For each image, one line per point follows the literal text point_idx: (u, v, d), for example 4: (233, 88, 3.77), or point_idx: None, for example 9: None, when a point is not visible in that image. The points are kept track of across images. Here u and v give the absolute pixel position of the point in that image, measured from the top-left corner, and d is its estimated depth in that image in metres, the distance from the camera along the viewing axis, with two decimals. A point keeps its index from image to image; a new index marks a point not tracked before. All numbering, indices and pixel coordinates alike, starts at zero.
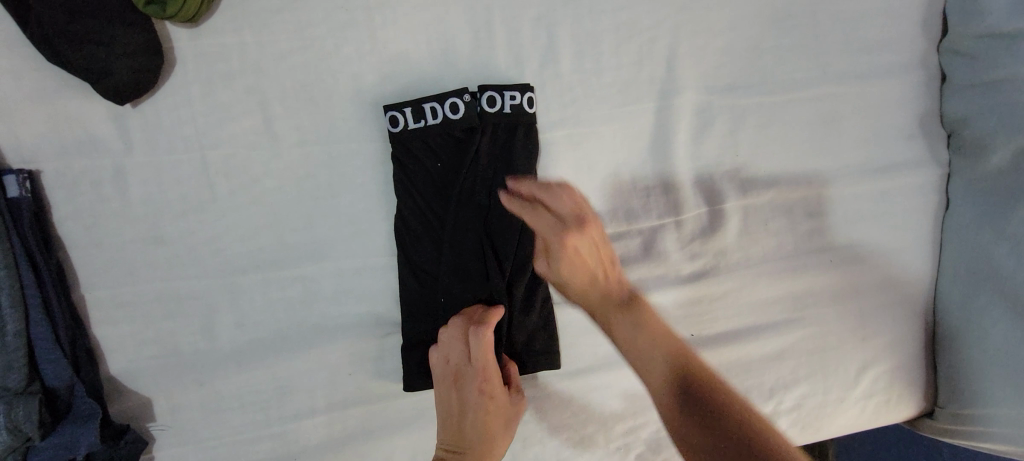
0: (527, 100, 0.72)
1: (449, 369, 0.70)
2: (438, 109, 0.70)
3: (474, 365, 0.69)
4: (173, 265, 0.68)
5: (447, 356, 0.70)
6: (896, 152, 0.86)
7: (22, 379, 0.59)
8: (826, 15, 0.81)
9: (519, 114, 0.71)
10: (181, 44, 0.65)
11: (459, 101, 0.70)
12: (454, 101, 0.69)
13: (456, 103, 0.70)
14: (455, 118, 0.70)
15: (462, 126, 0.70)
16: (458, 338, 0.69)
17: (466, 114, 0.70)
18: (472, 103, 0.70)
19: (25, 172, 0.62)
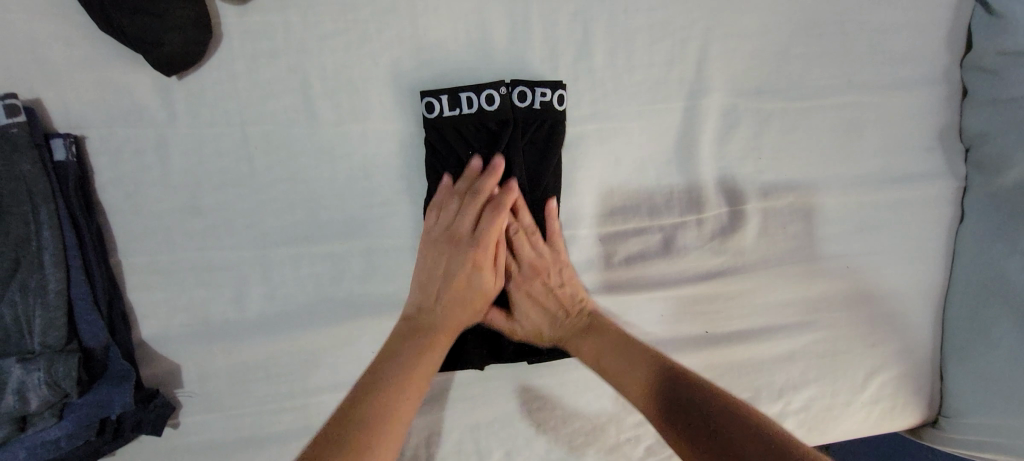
0: (556, 98, 0.72)
1: (432, 262, 0.72)
2: (473, 99, 0.71)
3: (460, 274, 0.71)
4: (208, 236, 0.70)
5: (437, 250, 0.72)
6: (915, 163, 0.87)
7: (62, 337, 0.60)
8: (854, 26, 0.83)
9: (547, 110, 0.73)
10: (228, 20, 0.67)
11: (494, 93, 0.71)
12: (491, 92, 0.71)
13: (492, 94, 0.71)
14: (489, 109, 0.72)
15: (495, 117, 0.72)
16: (459, 258, 0.71)
17: (500, 106, 0.72)
18: (506, 96, 0.72)
19: (71, 137, 0.64)
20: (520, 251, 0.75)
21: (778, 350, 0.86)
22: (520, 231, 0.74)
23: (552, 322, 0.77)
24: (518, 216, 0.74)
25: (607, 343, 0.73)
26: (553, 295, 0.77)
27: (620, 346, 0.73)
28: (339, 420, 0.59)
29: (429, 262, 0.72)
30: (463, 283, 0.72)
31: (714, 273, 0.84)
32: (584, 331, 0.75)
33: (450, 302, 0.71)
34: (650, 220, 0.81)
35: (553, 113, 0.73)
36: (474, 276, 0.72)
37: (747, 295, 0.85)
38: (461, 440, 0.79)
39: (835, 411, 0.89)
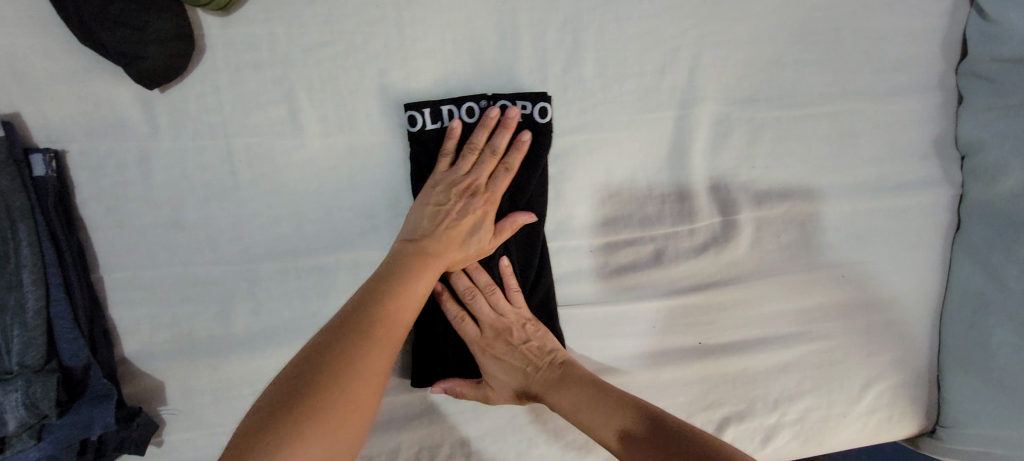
0: (539, 110, 0.72)
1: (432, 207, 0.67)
2: (455, 112, 0.70)
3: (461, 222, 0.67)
4: (192, 250, 0.68)
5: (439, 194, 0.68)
6: (911, 171, 0.86)
7: (40, 356, 0.59)
8: (848, 32, 0.82)
9: (529, 123, 0.73)
10: (212, 32, 0.66)
11: (475, 106, 0.71)
12: (471, 105, 0.70)
13: (472, 107, 0.71)
14: (471, 121, 0.71)
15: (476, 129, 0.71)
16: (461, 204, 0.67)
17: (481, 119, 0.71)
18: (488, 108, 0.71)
19: (52, 151, 0.63)
20: (479, 313, 0.73)
21: (773, 361, 0.85)
22: (476, 292, 0.73)
23: (523, 380, 0.73)
24: (473, 278, 0.74)
25: (580, 397, 0.69)
26: (520, 350, 0.74)
27: (594, 400, 0.68)
28: (288, 383, 0.49)
29: (433, 201, 0.67)
30: (463, 231, 0.67)
31: (707, 284, 0.83)
32: (555, 385, 0.71)
33: (451, 246, 0.66)
34: (641, 230, 0.80)
35: (534, 125, 0.73)
36: (473, 229, 0.68)
37: (740, 306, 0.84)
38: (451, 455, 0.77)
39: (831, 422, 0.88)
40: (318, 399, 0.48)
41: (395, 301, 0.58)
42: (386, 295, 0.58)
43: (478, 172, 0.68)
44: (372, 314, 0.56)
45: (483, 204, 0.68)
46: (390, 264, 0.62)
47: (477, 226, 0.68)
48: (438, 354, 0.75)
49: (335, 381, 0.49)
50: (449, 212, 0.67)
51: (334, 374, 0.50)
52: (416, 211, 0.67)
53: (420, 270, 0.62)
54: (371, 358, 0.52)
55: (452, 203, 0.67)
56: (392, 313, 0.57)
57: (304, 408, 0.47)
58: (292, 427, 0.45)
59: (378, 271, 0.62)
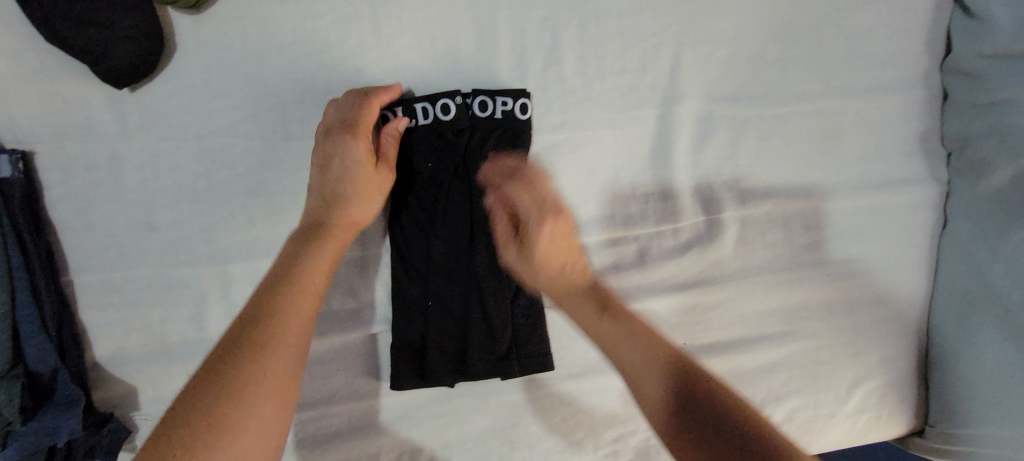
0: (519, 107, 0.71)
1: (319, 186, 0.66)
2: (429, 110, 0.70)
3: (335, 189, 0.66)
4: (165, 252, 0.67)
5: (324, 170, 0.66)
6: (896, 168, 0.86)
7: (6, 361, 0.57)
8: (831, 29, 0.81)
9: (509, 119, 0.72)
10: (183, 31, 0.65)
11: (450, 103, 0.70)
12: (445, 102, 0.69)
13: (447, 103, 0.69)
14: (446, 119, 0.70)
15: (452, 126, 0.70)
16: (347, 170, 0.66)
17: (456, 115, 0.70)
18: (465, 105, 0.70)
19: (19, 153, 0.62)
20: (518, 197, 0.70)
21: (759, 361, 0.84)
22: (517, 178, 0.70)
23: (556, 275, 0.69)
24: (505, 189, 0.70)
25: (621, 323, 0.65)
26: (562, 261, 0.69)
27: (635, 331, 0.64)
28: (194, 388, 0.49)
29: (318, 178, 0.66)
30: (348, 186, 0.66)
31: (691, 284, 0.82)
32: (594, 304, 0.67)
33: (344, 203, 0.66)
34: (624, 230, 0.79)
35: (514, 122, 0.72)
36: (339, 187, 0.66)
37: (725, 306, 0.83)
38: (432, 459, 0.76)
39: (818, 423, 0.87)
40: (221, 406, 0.48)
41: (295, 294, 0.58)
42: (285, 289, 0.58)
43: (349, 132, 0.66)
44: (271, 311, 0.55)
45: (353, 148, 0.65)
46: (289, 251, 0.62)
47: (348, 168, 0.66)
48: (418, 355, 0.72)
49: (233, 387, 0.49)
50: (334, 175, 0.66)
51: (232, 377, 0.50)
52: (308, 194, 0.66)
53: (314, 247, 0.62)
54: (271, 356, 0.52)
55: (332, 170, 0.66)
56: (291, 307, 0.57)
57: (215, 417, 0.47)
58: (201, 438, 0.46)
59: (275, 264, 0.61)
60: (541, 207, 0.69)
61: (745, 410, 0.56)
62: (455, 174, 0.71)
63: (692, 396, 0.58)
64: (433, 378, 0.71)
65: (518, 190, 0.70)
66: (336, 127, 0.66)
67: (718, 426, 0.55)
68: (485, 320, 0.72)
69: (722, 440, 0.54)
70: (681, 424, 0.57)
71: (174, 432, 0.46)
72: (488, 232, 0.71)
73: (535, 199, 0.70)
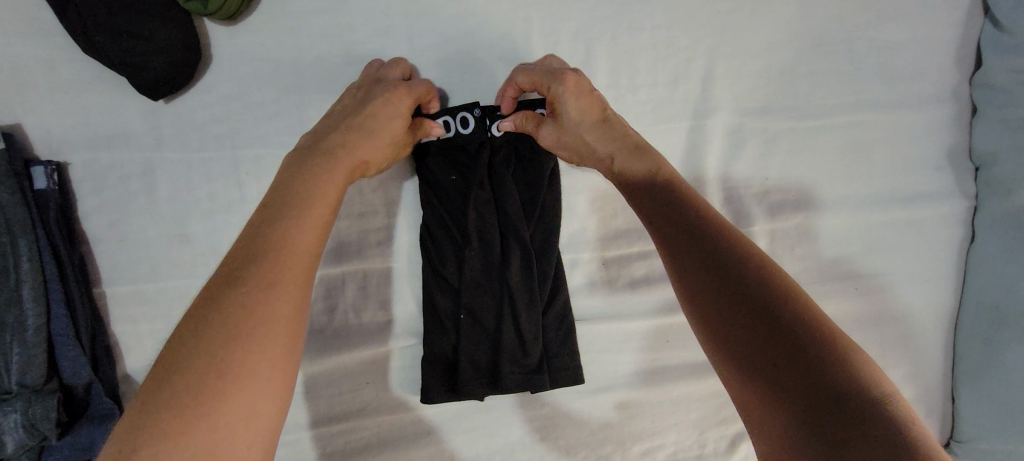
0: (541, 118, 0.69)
1: (340, 118, 0.60)
2: (448, 124, 0.69)
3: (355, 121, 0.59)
4: (196, 264, 0.67)
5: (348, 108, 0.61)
6: (925, 182, 0.85)
7: (41, 376, 0.57)
8: (861, 42, 0.81)
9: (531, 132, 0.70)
10: (219, 41, 0.65)
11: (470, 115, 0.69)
12: (464, 114, 0.68)
13: (466, 116, 0.68)
14: (466, 132, 0.69)
15: (472, 140, 0.69)
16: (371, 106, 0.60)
17: (475, 129, 0.69)
18: (483, 118, 0.69)
19: (53, 164, 0.61)
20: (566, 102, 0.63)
21: None
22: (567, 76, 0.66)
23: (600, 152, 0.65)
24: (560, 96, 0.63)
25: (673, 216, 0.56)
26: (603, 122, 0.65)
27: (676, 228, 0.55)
28: (188, 328, 0.41)
29: (339, 112, 0.60)
30: (371, 122, 0.59)
31: None
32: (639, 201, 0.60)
33: (361, 138, 0.58)
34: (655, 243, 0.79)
35: None
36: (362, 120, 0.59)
37: None
38: None
39: None
40: (223, 350, 0.41)
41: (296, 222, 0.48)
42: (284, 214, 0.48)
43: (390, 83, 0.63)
44: (264, 240, 0.46)
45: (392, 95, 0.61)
46: (291, 171, 0.53)
47: (387, 114, 0.61)
48: (449, 369, 0.72)
49: (234, 325, 0.42)
50: (360, 111, 0.60)
51: (231, 314, 0.42)
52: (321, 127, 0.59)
53: (322, 169, 0.53)
54: (273, 290, 0.44)
55: (360, 107, 0.60)
56: (289, 234, 0.47)
57: (226, 363, 0.40)
58: (212, 389, 0.39)
59: (273, 188, 0.51)
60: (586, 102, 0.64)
61: (823, 319, 0.45)
62: (480, 186, 0.69)
63: (756, 298, 0.46)
64: (466, 392, 0.70)
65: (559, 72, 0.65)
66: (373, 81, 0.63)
67: (788, 335, 0.44)
68: (518, 333, 0.71)
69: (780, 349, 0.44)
70: (729, 331, 0.47)
71: (176, 378, 0.39)
72: (521, 244, 0.70)
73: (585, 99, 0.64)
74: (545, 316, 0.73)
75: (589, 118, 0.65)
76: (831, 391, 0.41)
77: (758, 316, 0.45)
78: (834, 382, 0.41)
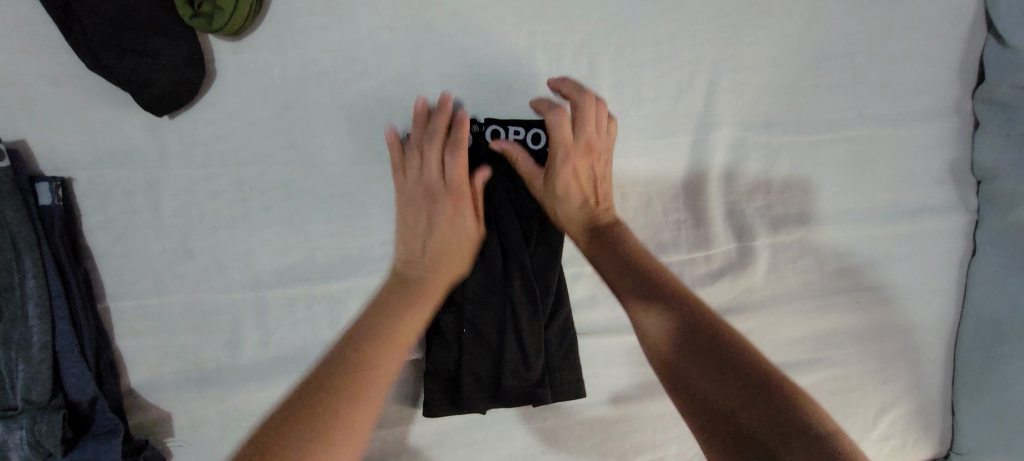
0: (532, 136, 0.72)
1: (415, 202, 0.68)
2: None
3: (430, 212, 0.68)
4: (201, 279, 0.67)
5: (419, 193, 0.68)
6: (926, 196, 0.86)
7: (46, 392, 0.57)
8: (864, 57, 0.81)
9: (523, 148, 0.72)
10: (223, 57, 0.65)
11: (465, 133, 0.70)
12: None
13: None
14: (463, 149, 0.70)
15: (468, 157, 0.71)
16: (439, 195, 0.68)
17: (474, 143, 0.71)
18: (479, 136, 0.71)
19: (58, 180, 0.61)
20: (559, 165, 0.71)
21: None
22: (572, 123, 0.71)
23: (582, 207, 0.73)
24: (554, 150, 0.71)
25: (646, 279, 0.68)
26: (590, 182, 0.73)
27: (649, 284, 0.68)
28: (309, 398, 0.56)
29: (416, 199, 0.68)
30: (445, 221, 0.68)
31: (722, 311, 0.81)
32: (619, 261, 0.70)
33: (444, 257, 0.68)
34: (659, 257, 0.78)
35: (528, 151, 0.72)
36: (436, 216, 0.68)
37: (756, 334, 0.82)
38: None
39: None
40: (336, 418, 0.54)
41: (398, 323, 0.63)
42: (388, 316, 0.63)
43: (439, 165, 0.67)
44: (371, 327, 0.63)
45: (449, 202, 0.68)
46: (380, 303, 0.65)
47: (456, 219, 0.68)
48: (452, 382, 0.72)
49: (340, 408, 0.55)
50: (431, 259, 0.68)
51: (341, 400, 0.55)
52: (401, 219, 0.69)
53: (411, 302, 0.65)
54: (386, 355, 0.60)
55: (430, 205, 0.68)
56: (392, 326, 0.63)
57: (333, 427, 0.53)
58: (323, 450, 0.51)
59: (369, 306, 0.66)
60: (575, 160, 0.72)
61: (754, 349, 0.61)
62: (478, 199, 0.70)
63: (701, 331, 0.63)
64: (469, 404, 0.71)
65: (557, 128, 0.70)
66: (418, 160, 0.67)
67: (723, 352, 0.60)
68: (520, 348, 0.71)
69: (731, 376, 0.58)
70: (699, 374, 0.59)
71: (288, 441, 0.51)
72: (523, 261, 0.71)
73: (575, 158, 0.72)
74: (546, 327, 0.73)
75: (574, 197, 0.73)
76: (772, 409, 0.54)
77: (722, 364, 0.59)
78: (772, 401, 0.55)
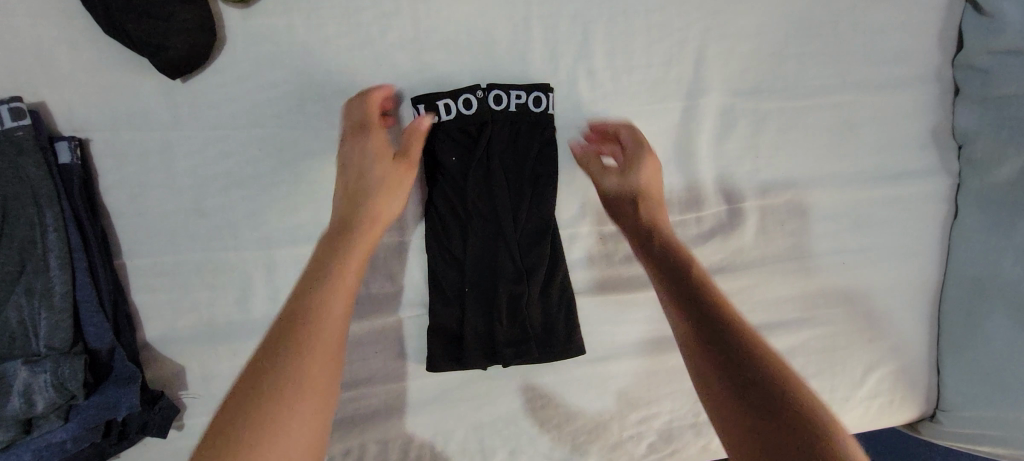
0: (533, 100, 0.73)
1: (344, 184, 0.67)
2: (451, 105, 0.72)
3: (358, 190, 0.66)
4: (213, 236, 0.70)
5: (346, 169, 0.67)
6: (910, 160, 0.89)
7: (67, 339, 0.60)
8: (847, 26, 0.85)
9: (523, 113, 0.74)
10: (233, 23, 0.68)
11: (471, 97, 0.72)
12: (467, 96, 0.72)
13: (468, 98, 0.72)
14: (468, 114, 0.72)
15: (474, 121, 0.72)
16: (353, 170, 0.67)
17: (478, 109, 0.72)
18: (484, 99, 0.73)
19: (76, 140, 0.64)
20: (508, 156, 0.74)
21: (777, 345, 0.87)
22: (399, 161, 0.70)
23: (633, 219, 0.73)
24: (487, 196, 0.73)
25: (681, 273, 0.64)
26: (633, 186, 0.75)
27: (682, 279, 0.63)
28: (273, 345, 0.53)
29: (343, 177, 0.67)
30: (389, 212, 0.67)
31: (714, 270, 0.85)
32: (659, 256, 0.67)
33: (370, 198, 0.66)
34: None
35: (528, 115, 0.74)
36: (355, 194, 0.66)
37: (745, 292, 0.85)
38: (465, 438, 0.79)
39: (834, 406, 0.89)
40: (261, 388, 0.50)
41: (315, 340, 0.54)
42: (314, 302, 0.56)
43: (375, 164, 0.67)
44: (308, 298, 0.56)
45: (363, 175, 0.67)
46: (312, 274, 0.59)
47: (358, 194, 0.66)
48: (453, 341, 0.75)
49: (277, 365, 0.51)
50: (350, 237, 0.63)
51: (277, 361, 0.52)
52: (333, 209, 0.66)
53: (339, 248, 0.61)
54: (317, 332, 0.54)
55: (349, 210, 0.65)
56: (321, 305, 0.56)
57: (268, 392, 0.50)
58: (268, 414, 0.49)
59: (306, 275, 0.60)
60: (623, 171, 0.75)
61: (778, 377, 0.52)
62: (479, 164, 0.73)
63: (717, 321, 0.57)
64: (469, 362, 0.73)
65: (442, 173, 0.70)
66: (353, 135, 0.68)
67: (750, 377, 0.52)
68: (518, 306, 0.74)
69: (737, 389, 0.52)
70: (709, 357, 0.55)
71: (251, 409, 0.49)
72: (519, 229, 0.74)
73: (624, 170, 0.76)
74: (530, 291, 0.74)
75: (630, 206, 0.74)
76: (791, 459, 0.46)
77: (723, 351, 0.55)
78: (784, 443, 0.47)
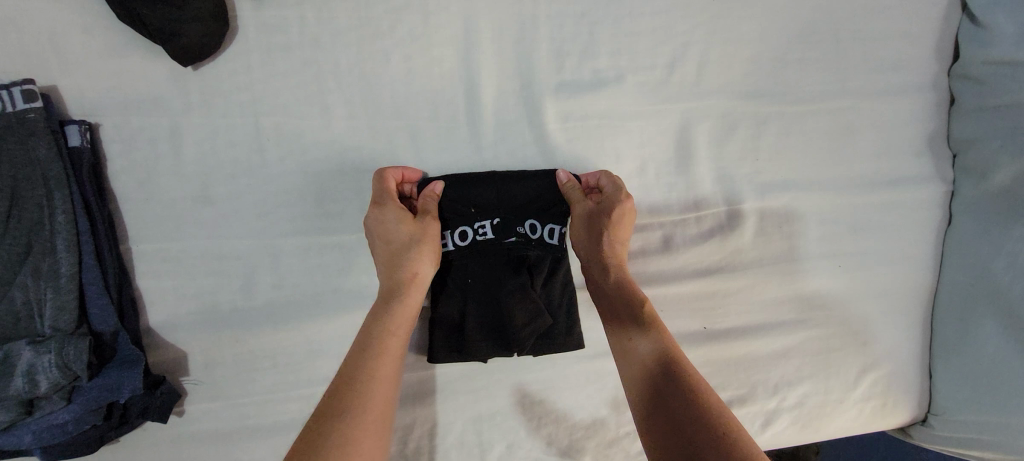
0: (548, 231, 0.75)
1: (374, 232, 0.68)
2: (468, 232, 0.74)
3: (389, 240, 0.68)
4: (219, 223, 0.70)
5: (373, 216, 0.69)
6: (906, 167, 0.90)
7: (73, 320, 0.61)
8: (846, 33, 0.87)
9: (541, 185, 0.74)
10: (245, 14, 0.69)
11: (467, 230, 0.74)
12: (464, 229, 0.74)
13: (465, 230, 0.74)
14: (482, 238, 0.74)
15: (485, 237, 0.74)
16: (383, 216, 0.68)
17: (491, 232, 0.74)
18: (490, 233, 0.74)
19: (86, 124, 0.65)
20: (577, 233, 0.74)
21: (772, 347, 0.88)
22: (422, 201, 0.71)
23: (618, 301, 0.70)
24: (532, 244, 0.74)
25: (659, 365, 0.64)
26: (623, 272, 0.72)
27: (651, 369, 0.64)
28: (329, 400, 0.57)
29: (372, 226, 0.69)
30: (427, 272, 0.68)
31: (712, 270, 0.86)
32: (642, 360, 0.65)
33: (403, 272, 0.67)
34: (649, 217, 0.83)
35: (540, 203, 0.75)
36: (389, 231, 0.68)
37: (742, 292, 0.87)
38: (464, 431, 0.80)
39: (828, 408, 0.90)
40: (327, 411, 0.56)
41: (368, 395, 0.58)
42: (368, 355, 0.61)
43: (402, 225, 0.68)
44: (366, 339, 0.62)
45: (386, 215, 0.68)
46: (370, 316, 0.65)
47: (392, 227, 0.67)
48: (454, 331, 0.76)
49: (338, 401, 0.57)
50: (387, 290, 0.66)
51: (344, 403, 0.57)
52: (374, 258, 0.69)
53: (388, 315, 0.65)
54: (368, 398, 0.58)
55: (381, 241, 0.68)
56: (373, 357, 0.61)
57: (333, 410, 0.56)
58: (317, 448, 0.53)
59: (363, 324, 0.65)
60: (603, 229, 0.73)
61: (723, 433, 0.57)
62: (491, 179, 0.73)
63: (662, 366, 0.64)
64: (470, 352, 0.74)
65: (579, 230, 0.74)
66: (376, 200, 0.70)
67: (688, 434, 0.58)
68: (524, 301, 0.74)
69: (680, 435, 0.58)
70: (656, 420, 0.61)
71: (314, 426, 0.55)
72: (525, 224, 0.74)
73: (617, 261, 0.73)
74: (534, 284, 0.75)
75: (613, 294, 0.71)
76: None
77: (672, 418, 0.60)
78: None
